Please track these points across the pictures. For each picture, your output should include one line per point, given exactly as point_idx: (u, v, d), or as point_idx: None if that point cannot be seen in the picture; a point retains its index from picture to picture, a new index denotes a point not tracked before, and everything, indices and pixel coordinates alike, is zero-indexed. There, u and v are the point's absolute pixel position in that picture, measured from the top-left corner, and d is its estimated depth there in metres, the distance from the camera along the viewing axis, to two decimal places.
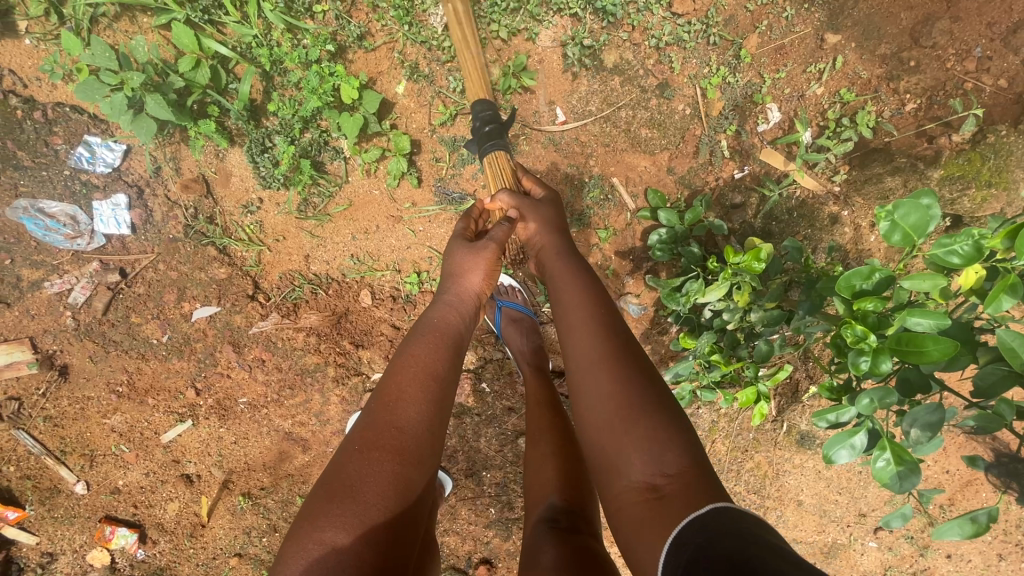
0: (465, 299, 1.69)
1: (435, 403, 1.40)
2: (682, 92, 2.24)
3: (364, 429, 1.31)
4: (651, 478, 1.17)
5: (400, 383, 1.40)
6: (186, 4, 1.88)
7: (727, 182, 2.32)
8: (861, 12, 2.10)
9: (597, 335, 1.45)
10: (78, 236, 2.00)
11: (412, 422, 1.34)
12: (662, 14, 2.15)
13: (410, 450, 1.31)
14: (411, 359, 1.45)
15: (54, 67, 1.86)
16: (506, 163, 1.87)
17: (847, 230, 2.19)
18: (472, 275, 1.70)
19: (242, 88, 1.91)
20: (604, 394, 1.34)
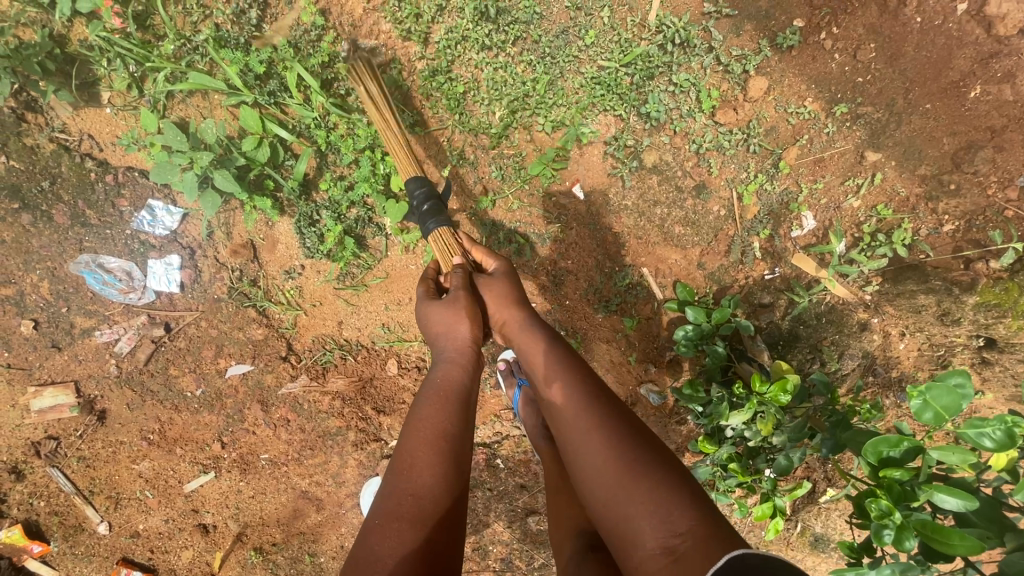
0: (457, 355, 1.66)
1: (449, 461, 1.38)
2: (718, 194, 2.27)
3: (383, 504, 1.28)
4: (664, 541, 1.13)
5: (410, 446, 1.40)
6: (255, 88, 2.01)
7: (756, 281, 2.36)
8: (903, 133, 2.07)
9: (582, 398, 1.45)
10: (131, 291, 2.11)
11: (427, 485, 1.32)
12: (704, 122, 2.16)
13: (431, 512, 1.28)
14: (418, 423, 1.45)
15: (132, 140, 2.02)
16: (450, 237, 1.86)
17: (875, 336, 2.18)
18: (460, 329, 1.68)
19: (298, 168, 2.02)
20: (604, 455, 1.32)
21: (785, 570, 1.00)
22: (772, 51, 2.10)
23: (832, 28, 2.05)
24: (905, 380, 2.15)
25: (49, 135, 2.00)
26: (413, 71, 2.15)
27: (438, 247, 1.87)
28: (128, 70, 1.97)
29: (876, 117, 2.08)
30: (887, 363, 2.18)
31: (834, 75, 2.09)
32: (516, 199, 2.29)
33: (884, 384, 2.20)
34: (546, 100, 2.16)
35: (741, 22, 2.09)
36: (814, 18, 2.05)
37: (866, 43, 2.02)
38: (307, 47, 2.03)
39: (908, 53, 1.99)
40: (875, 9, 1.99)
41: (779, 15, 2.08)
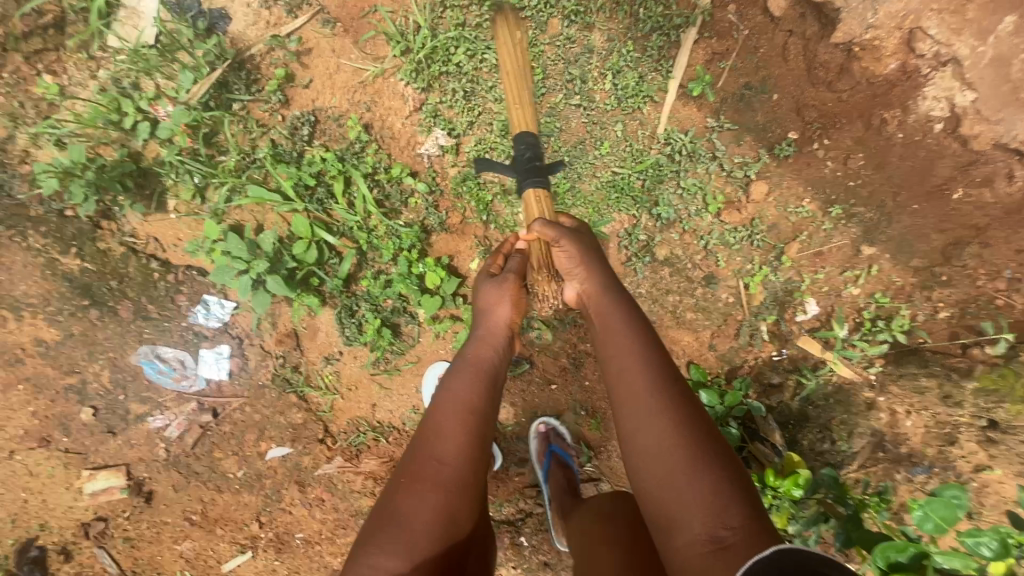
0: (494, 329, 1.83)
1: (469, 435, 1.58)
2: (727, 282, 2.44)
3: (410, 465, 1.52)
4: (712, 531, 1.23)
5: (440, 418, 1.60)
6: (305, 196, 2.23)
7: (766, 361, 2.52)
8: (895, 230, 2.24)
9: (654, 384, 1.51)
10: (184, 379, 2.28)
11: (450, 454, 1.53)
12: (711, 220, 2.35)
13: (449, 481, 1.49)
14: (449, 394, 1.65)
15: (196, 248, 2.24)
16: (544, 200, 1.92)
17: (882, 414, 2.29)
18: (503, 305, 1.83)
19: (343, 268, 2.22)
20: (668, 442, 1.40)
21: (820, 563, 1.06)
22: (771, 158, 2.28)
23: (823, 139, 2.22)
24: (914, 457, 2.18)
25: (120, 240, 2.22)
26: (446, 176, 2.35)
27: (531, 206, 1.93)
28: (193, 181, 2.20)
29: (868, 217, 2.26)
30: (895, 439, 2.23)
31: (828, 179, 2.26)
32: None
33: (894, 460, 2.22)
34: (567, 201, 2.36)
35: (742, 133, 2.27)
36: (806, 132, 2.23)
37: (855, 153, 2.19)
38: (352, 157, 2.26)
39: (893, 162, 2.16)
40: (860, 125, 2.16)
41: (776, 128, 2.25)
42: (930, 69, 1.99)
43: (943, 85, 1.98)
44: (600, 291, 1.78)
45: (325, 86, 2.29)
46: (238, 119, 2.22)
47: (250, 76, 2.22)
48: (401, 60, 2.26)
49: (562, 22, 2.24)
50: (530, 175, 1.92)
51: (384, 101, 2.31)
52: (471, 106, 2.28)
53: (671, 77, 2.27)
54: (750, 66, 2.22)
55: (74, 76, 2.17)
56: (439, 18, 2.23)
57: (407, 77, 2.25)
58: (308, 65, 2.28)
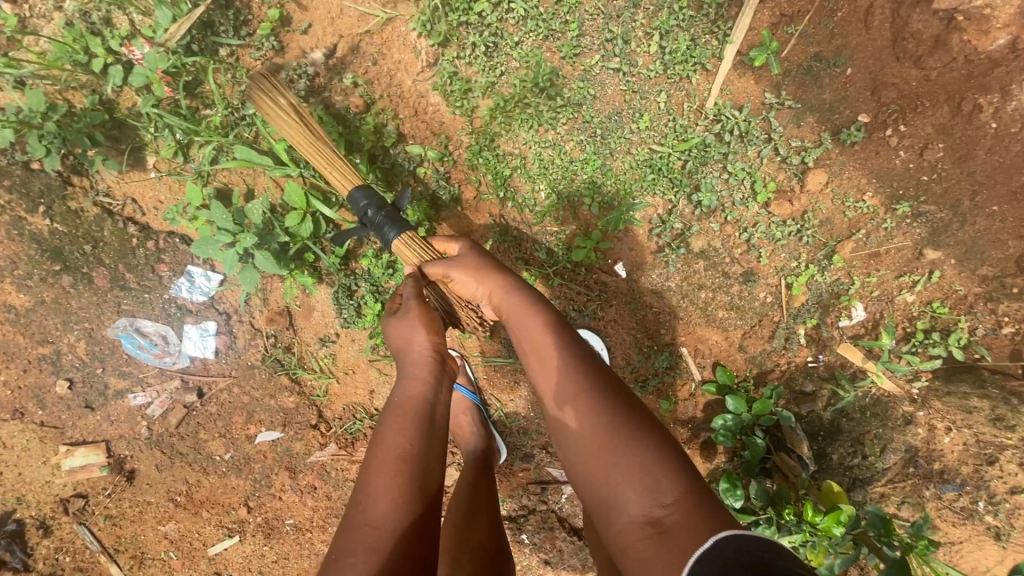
0: (420, 358, 1.50)
1: (406, 484, 1.24)
2: (766, 280, 2.20)
3: (339, 540, 1.14)
4: (646, 513, 1.10)
5: (369, 472, 1.26)
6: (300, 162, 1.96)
7: (799, 366, 2.26)
8: (967, 233, 1.96)
9: (570, 369, 1.36)
10: (166, 355, 2.11)
11: (383, 513, 1.17)
12: (757, 210, 2.09)
13: (389, 546, 1.13)
14: (378, 444, 1.31)
15: (175, 217, 1.97)
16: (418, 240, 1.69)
17: (920, 430, 2.08)
18: (418, 336, 1.50)
19: (342, 244, 1.98)
20: (589, 425, 1.26)
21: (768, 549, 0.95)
22: (834, 143, 1.98)
23: (899, 125, 1.90)
24: (948, 474, 2.03)
25: (94, 200, 1.99)
26: (460, 144, 2.08)
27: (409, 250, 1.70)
28: (174, 137, 1.94)
29: (939, 217, 1.96)
30: (929, 456, 2.07)
31: (897, 171, 1.96)
32: (558, 276, 2.19)
33: (923, 477, 2.07)
34: (594, 180, 2.08)
35: (804, 113, 1.97)
36: (879, 115, 1.91)
37: (934, 143, 1.88)
38: (355, 119, 2.01)
39: (979, 156, 1.85)
40: (946, 111, 1.84)
41: (844, 109, 1.94)
42: None
43: None
44: (501, 297, 1.55)
45: (326, 34, 1.99)
46: (225, 67, 1.94)
47: (239, 17, 1.92)
48: (415, 8, 1.95)
49: None
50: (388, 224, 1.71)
51: (393, 54, 2.02)
52: (492, 65, 1.98)
53: (729, 41, 1.94)
54: (824, 33, 1.90)
55: (36, 7, 1.88)
56: None
57: (421, 26, 1.94)
58: (306, 7, 1.96)
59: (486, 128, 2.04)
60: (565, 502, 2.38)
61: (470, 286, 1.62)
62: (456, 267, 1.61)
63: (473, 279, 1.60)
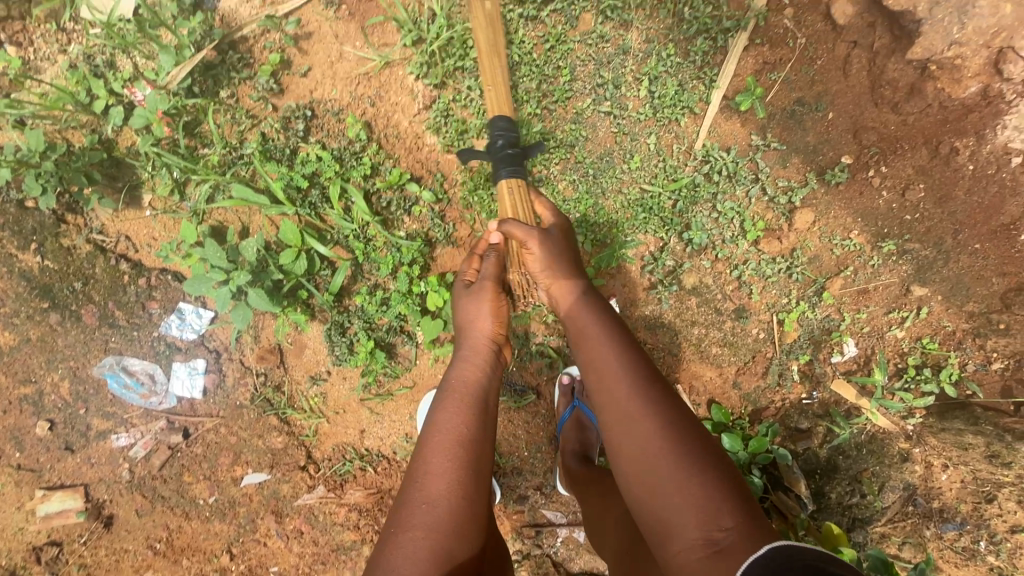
0: (481, 344, 1.62)
1: (460, 467, 1.35)
2: (758, 317, 2.21)
3: (402, 512, 1.30)
4: (703, 530, 1.13)
5: (429, 453, 1.37)
6: (297, 200, 1.99)
7: (794, 403, 2.26)
8: (951, 270, 2.00)
9: (632, 379, 1.37)
10: (152, 395, 2.07)
11: (440, 495, 1.30)
12: (746, 247, 2.12)
13: (443, 523, 1.26)
14: (434, 425, 1.43)
15: (169, 254, 1.98)
16: (521, 190, 1.72)
17: (917, 467, 2.06)
18: (484, 321, 1.64)
19: (335, 281, 1.99)
20: (649, 439, 1.28)
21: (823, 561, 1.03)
22: (819, 184, 2.03)
23: (880, 166, 1.96)
24: (947, 512, 1.99)
25: (87, 237, 1.99)
26: (455, 183, 2.10)
27: (508, 197, 1.73)
28: (172, 176, 1.96)
29: (923, 254, 2.01)
30: (928, 494, 2.04)
31: (880, 211, 2.02)
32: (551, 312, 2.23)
33: (923, 516, 2.03)
34: (587, 218, 2.11)
35: (789, 154, 2.03)
36: (861, 157, 1.97)
37: (915, 184, 1.94)
38: (350, 158, 2.02)
39: (959, 197, 1.91)
40: (924, 153, 1.90)
41: (828, 150, 2.00)
42: (1015, 95, 1.73)
43: None
44: (570, 292, 1.62)
45: (325, 76, 2.03)
46: (226, 108, 1.98)
47: (241, 60, 1.97)
48: (412, 51, 2.00)
49: (595, 18, 1.99)
50: (506, 163, 1.72)
51: (391, 96, 2.06)
52: (486, 108, 2.03)
53: (715, 87, 2.00)
54: (804, 80, 1.96)
55: (40, 49, 1.93)
56: (457, 7, 1.96)
57: (418, 70, 2.00)
58: (307, 52, 2.01)
59: (482, 166, 2.07)
60: (561, 546, 2.30)
61: (541, 271, 1.65)
62: (531, 243, 1.62)
63: (546, 269, 1.64)
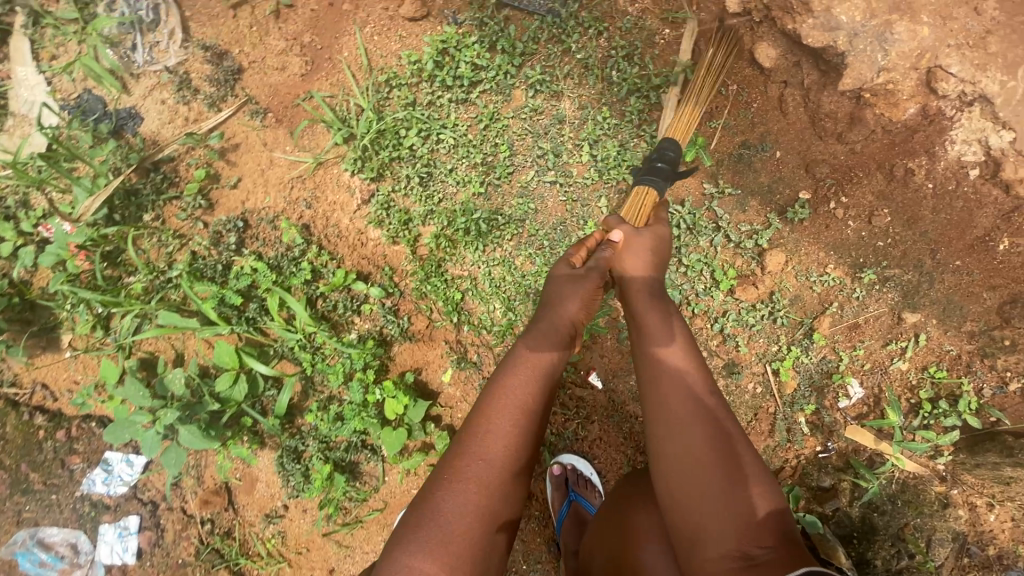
0: (561, 327, 1.40)
1: (523, 442, 1.19)
2: (751, 369, 2.05)
3: (456, 459, 1.15)
4: (739, 543, 1.01)
5: (490, 413, 1.20)
6: (232, 317, 1.82)
7: (810, 459, 2.04)
8: (938, 292, 1.89)
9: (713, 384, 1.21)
10: (75, 568, 1.79)
11: (500, 458, 1.15)
12: (723, 297, 1.99)
13: (496, 487, 1.13)
14: (504, 387, 1.24)
15: (87, 398, 1.78)
16: (654, 202, 1.64)
17: (961, 512, 1.85)
18: (572, 305, 1.41)
19: (281, 399, 1.79)
20: (712, 443, 1.13)
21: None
22: (782, 223, 1.95)
23: (840, 197, 1.91)
24: (1006, 559, 1.80)
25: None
26: (405, 273, 1.96)
27: (633, 204, 1.66)
28: (92, 310, 1.77)
29: (906, 279, 1.91)
30: (980, 540, 1.84)
31: (851, 241, 1.93)
32: None
33: (983, 565, 1.83)
34: None
35: (746, 198, 1.96)
36: (819, 190, 1.92)
37: (879, 210, 1.88)
38: (289, 265, 1.87)
39: (926, 216, 1.83)
40: (880, 177, 1.85)
41: (783, 189, 1.94)
42: (954, 111, 1.68)
43: (972, 126, 1.68)
44: (654, 288, 1.42)
45: (256, 184, 1.93)
46: (149, 231, 1.85)
47: (164, 180, 1.86)
48: (344, 148, 1.93)
49: (526, 92, 1.92)
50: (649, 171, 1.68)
51: (328, 195, 1.96)
52: (428, 193, 1.94)
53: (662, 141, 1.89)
54: (745, 123, 1.93)
55: None
56: (385, 99, 1.92)
57: (352, 167, 1.92)
58: (235, 163, 1.93)
59: (433, 253, 1.94)
60: None
61: (637, 267, 1.45)
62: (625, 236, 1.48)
63: (640, 264, 1.46)
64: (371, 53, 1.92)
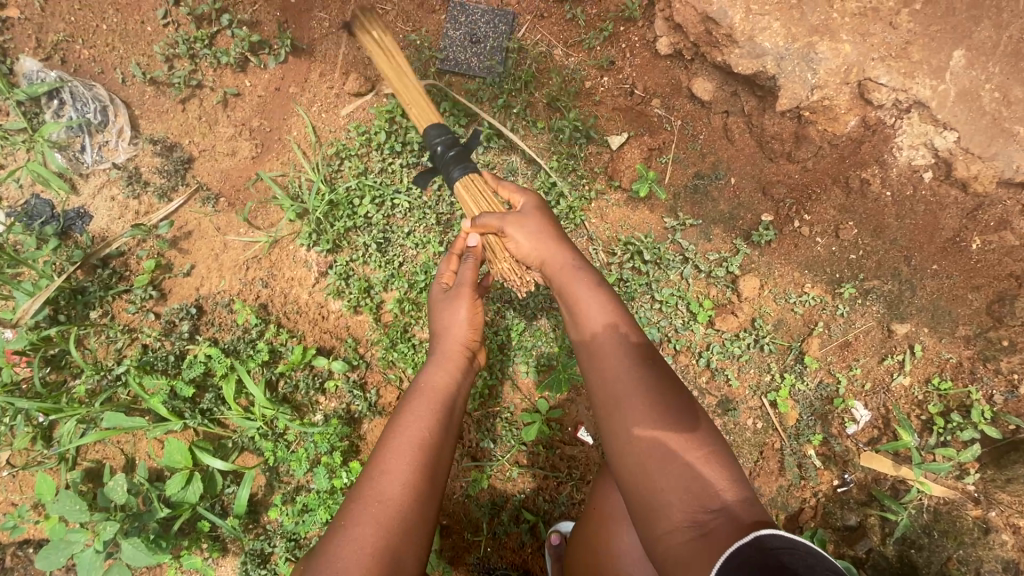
0: (451, 350, 1.35)
1: (423, 470, 1.12)
2: (748, 404, 1.92)
3: (354, 506, 1.07)
4: (690, 512, 0.95)
5: (385, 452, 1.14)
6: (186, 411, 1.69)
7: (829, 496, 1.87)
8: (923, 298, 1.83)
9: (628, 358, 1.17)
10: None
11: (396, 492, 1.08)
12: (705, 330, 1.91)
13: (400, 521, 1.05)
14: (400, 425, 1.18)
15: (18, 520, 1.61)
16: (483, 184, 1.45)
17: (1007, 537, 1.73)
18: (462, 324, 1.37)
19: (241, 495, 1.63)
20: (642, 415, 1.08)
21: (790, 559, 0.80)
22: (750, 248, 1.92)
23: (802, 215, 1.88)
24: None
25: None
26: (370, 343, 1.87)
27: (470, 195, 1.45)
28: (34, 421, 1.66)
29: (887, 289, 1.85)
30: None
31: (824, 257, 1.89)
32: (514, 465, 1.86)
33: None
34: (524, 345, 1.89)
35: (709, 227, 1.93)
36: (781, 211, 1.89)
37: (844, 223, 1.85)
38: (245, 347, 1.78)
39: (892, 224, 1.81)
40: (839, 191, 1.84)
41: (745, 214, 1.92)
42: (894, 118, 1.71)
43: (915, 131, 1.71)
44: (556, 268, 1.33)
45: (211, 270, 1.88)
46: (96, 329, 1.77)
47: (112, 275, 1.80)
48: (299, 224, 1.91)
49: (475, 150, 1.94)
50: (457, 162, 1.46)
51: (285, 272, 1.91)
52: (388, 259, 1.89)
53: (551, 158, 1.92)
54: (695, 154, 1.93)
55: None
56: (337, 172, 1.92)
57: (308, 241, 1.89)
58: (187, 250, 1.88)
59: (397, 318, 1.86)
60: None
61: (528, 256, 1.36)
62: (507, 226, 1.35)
63: (532, 250, 1.35)
64: (320, 129, 1.96)
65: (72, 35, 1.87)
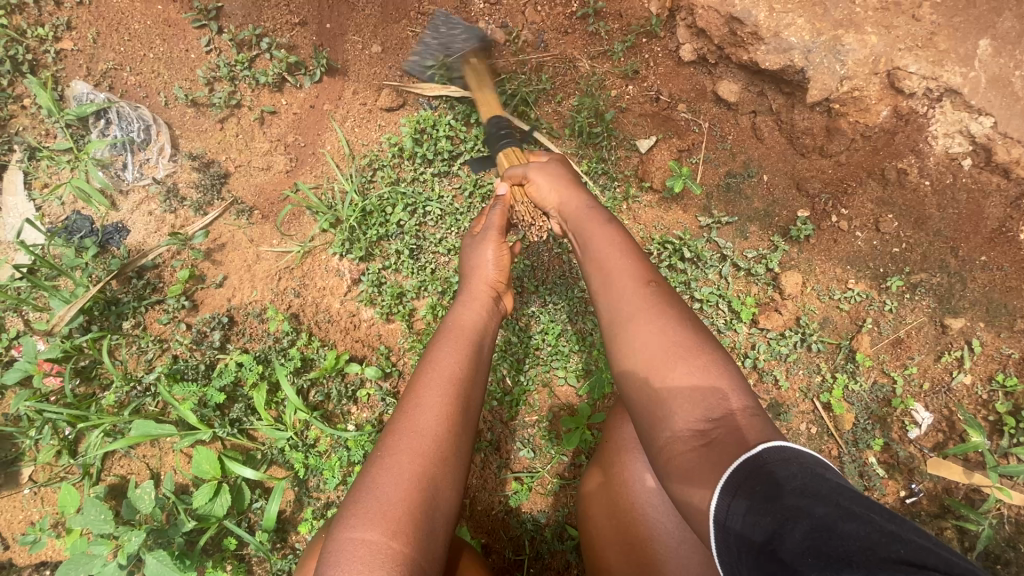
0: (478, 289, 1.39)
1: (453, 400, 1.13)
2: (799, 409, 1.83)
3: (388, 435, 1.10)
4: (691, 423, 0.92)
5: (417, 382, 1.16)
6: (215, 420, 1.65)
7: (897, 508, 1.73)
8: (974, 291, 1.76)
9: (635, 281, 1.14)
10: None
11: (429, 422, 1.09)
12: (748, 330, 1.85)
13: (431, 450, 1.06)
14: (430, 361, 1.20)
15: (39, 534, 1.58)
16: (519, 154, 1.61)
17: None
18: (487, 268, 1.40)
19: (269, 510, 1.55)
20: (651, 334, 1.05)
21: (786, 462, 0.79)
22: (788, 244, 1.88)
23: (839, 210, 1.85)
24: None
25: None
26: (403, 351, 1.83)
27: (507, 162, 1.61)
28: (59, 434, 1.63)
29: (936, 282, 1.78)
30: None
31: (865, 252, 1.84)
32: (555, 478, 1.76)
33: None
34: (561, 349, 1.82)
35: (745, 224, 1.91)
36: (816, 206, 1.87)
37: (884, 216, 1.81)
38: (276, 356, 1.74)
39: (934, 215, 1.77)
40: (875, 183, 1.81)
41: (780, 211, 1.90)
42: (926, 107, 1.71)
43: (949, 119, 1.70)
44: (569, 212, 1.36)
45: (243, 280, 1.87)
46: (127, 340, 1.75)
47: (146, 285, 1.80)
48: (332, 233, 1.92)
49: None
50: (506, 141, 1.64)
51: (317, 281, 1.90)
52: (420, 265, 1.88)
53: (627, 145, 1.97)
54: (725, 154, 1.93)
55: None
56: (369, 182, 1.95)
57: (341, 249, 1.88)
58: (220, 261, 1.89)
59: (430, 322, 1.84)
60: None
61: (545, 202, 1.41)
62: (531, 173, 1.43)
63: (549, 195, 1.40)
64: (354, 143, 2.00)
65: (120, 64, 1.95)
